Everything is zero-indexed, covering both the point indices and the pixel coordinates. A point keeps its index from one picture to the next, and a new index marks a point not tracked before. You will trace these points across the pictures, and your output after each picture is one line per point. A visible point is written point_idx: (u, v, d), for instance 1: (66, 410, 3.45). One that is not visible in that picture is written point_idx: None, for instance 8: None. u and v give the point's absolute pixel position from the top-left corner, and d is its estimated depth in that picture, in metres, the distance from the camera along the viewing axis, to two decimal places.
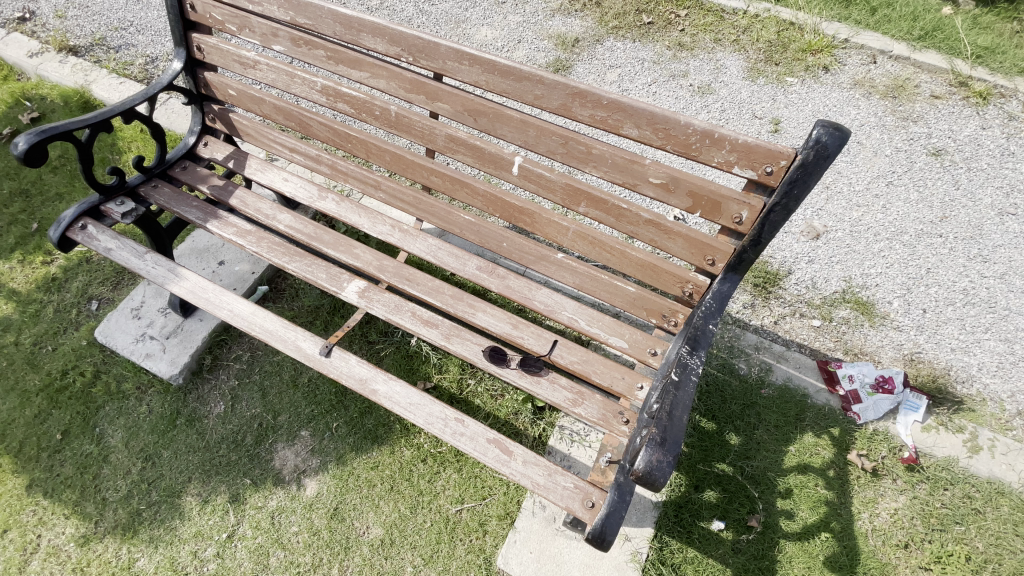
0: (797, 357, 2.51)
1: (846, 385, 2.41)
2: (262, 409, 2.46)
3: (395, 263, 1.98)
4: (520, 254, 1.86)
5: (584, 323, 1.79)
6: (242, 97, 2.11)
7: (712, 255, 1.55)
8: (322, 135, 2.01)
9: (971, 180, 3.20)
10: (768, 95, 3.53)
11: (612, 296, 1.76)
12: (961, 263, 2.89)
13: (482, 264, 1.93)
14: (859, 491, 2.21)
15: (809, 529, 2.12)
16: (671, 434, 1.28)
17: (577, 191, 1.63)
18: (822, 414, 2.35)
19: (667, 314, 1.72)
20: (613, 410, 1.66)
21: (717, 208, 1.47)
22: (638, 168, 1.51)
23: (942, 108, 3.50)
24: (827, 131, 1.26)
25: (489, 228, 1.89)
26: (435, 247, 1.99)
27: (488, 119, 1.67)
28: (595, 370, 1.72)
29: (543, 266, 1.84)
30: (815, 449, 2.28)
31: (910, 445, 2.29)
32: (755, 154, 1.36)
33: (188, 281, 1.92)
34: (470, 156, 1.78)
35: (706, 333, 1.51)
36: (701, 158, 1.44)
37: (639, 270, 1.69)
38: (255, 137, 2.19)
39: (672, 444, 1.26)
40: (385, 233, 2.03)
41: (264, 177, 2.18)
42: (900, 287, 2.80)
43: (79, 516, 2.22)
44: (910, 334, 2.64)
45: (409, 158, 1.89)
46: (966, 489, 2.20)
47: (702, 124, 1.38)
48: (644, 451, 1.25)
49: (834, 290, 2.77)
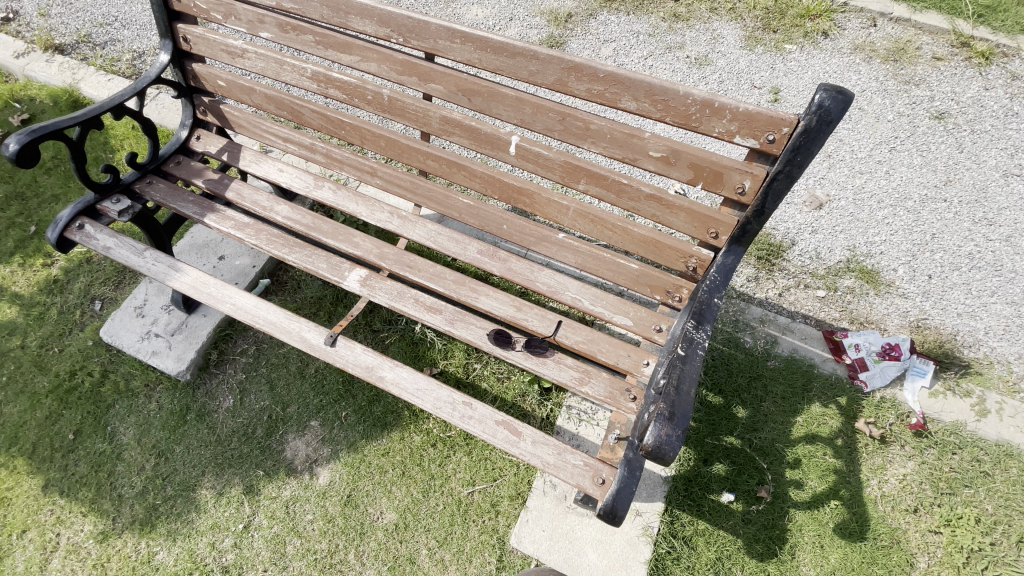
0: (803, 329, 2.50)
1: (852, 354, 2.40)
2: (272, 401, 2.48)
3: (395, 250, 1.97)
4: (520, 236, 1.84)
5: (588, 302, 1.78)
6: (232, 87, 2.07)
7: (715, 228, 1.53)
8: (315, 123, 1.98)
9: (975, 143, 3.15)
10: (767, 63, 3.46)
11: (615, 274, 1.75)
12: (966, 227, 2.86)
13: (483, 247, 1.92)
14: (867, 458, 2.23)
15: (818, 498, 2.15)
16: (679, 408, 1.27)
17: (577, 168, 1.61)
18: (828, 384, 2.36)
19: (671, 290, 1.70)
20: (620, 387, 1.66)
21: (719, 179, 1.44)
22: (637, 142, 1.48)
23: (944, 70, 3.43)
24: (829, 95, 1.23)
25: (489, 210, 1.87)
26: (435, 232, 1.97)
27: (483, 98, 1.63)
28: (601, 349, 1.72)
29: (544, 247, 1.82)
30: (822, 419, 2.29)
31: (917, 411, 2.29)
32: (757, 122, 1.33)
33: (189, 276, 1.90)
34: (467, 138, 1.75)
35: (712, 307, 1.48)
36: (701, 129, 1.41)
37: (642, 247, 1.67)
38: (248, 128, 2.16)
39: (681, 420, 1.24)
40: (385, 220, 2.01)
41: (260, 169, 2.16)
42: (905, 254, 2.77)
43: (97, 513, 2.25)
44: (915, 301, 2.62)
45: (405, 143, 1.87)
46: (974, 453, 2.21)
47: (701, 93, 1.35)
48: (653, 426, 1.24)
49: (838, 260, 2.74)
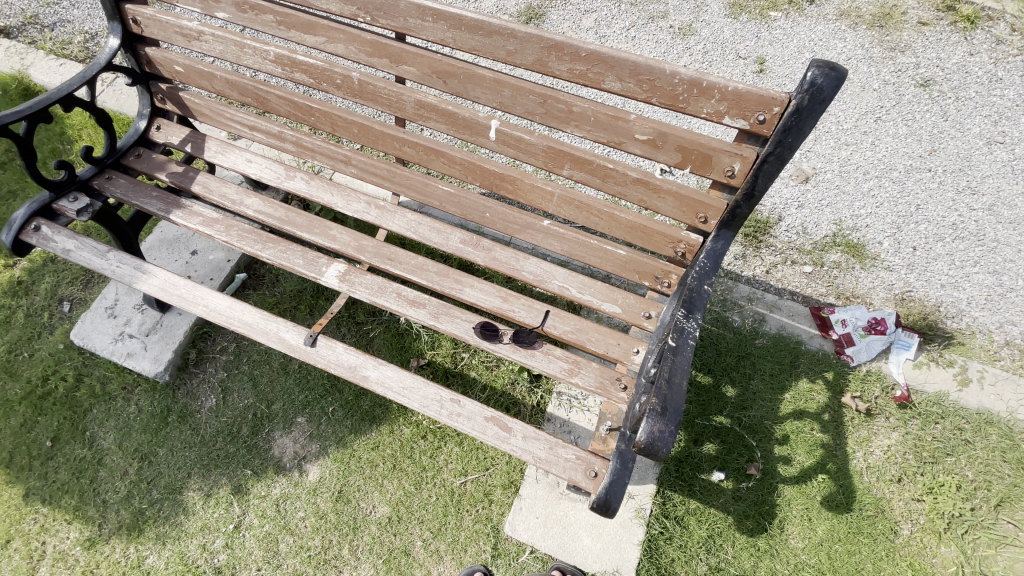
0: (790, 305, 2.49)
1: (839, 329, 2.39)
2: (256, 399, 2.43)
3: (374, 242, 1.88)
4: (504, 224, 1.78)
5: (576, 291, 1.74)
6: (190, 73, 1.94)
7: (704, 212, 1.47)
8: (283, 110, 1.87)
9: (959, 110, 3.13)
10: (752, 32, 3.37)
11: (602, 261, 1.70)
12: (950, 197, 2.86)
13: (466, 236, 1.85)
14: (853, 432, 2.28)
15: (806, 472, 2.19)
16: (671, 402, 1.21)
17: (560, 153, 1.54)
18: (816, 360, 2.37)
19: (659, 275, 1.66)
20: (610, 376, 1.63)
21: (708, 162, 1.38)
22: (622, 125, 1.41)
23: (929, 35, 3.37)
24: (822, 72, 1.18)
25: (470, 198, 1.79)
26: (415, 222, 1.89)
27: (460, 81, 1.54)
28: (589, 338, 1.68)
29: (529, 234, 1.76)
30: (809, 395, 2.32)
31: (902, 383, 2.31)
32: (746, 101, 1.27)
33: (156, 277, 1.80)
34: (444, 122, 1.66)
35: (702, 294, 1.44)
36: (689, 110, 1.34)
37: (630, 233, 1.61)
38: (211, 116, 2.04)
39: (673, 414, 1.19)
40: (362, 211, 1.92)
41: (226, 160, 2.05)
42: (890, 227, 2.75)
43: (82, 520, 2.20)
44: (900, 274, 2.61)
45: (379, 129, 1.76)
46: (956, 422, 2.25)
47: (689, 73, 1.28)
48: (645, 422, 1.19)
49: (824, 234, 2.72)
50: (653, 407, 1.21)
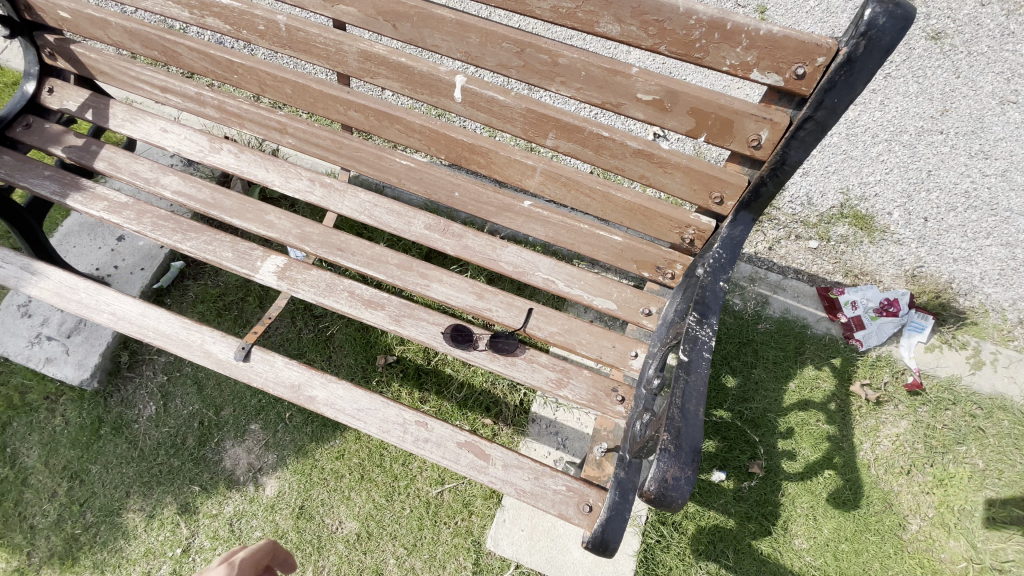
0: (795, 286, 2.27)
1: (848, 312, 2.19)
2: (202, 405, 2.14)
3: (321, 229, 1.56)
4: (477, 206, 1.48)
5: (563, 285, 1.48)
6: (79, 19, 1.55)
7: (720, 191, 1.20)
8: (198, 66, 1.51)
9: (973, 65, 2.88)
10: None
11: (595, 249, 1.43)
12: (963, 162, 2.64)
13: (431, 220, 1.55)
14: (860, 421, 2.11)
15: (811, 468, 2.03)
16: (686, 438, 0.95)
17: (543, 118, 1.23)
18: (822, 345, 2.17)
19: (662, 265, 1.40)
20: (605, 386, 1.39)
21: (728, 129, 1.10)
22: (621, 81, 1.12)
23: None
24: (884, 9, 0.89)
25: (433, 174, 1.48)
26: (369, 203, 1.57)
27: (413, 25, 1.21)
28: (580, 341, 1.44)
29: (506, 218, 1.47)
30: (815, 383, 2.13)
31: (914, 368, 2.14)
32: (782, 50, 0.98)
33: (51, 279, 1.47)
34: (397, 80, 1.33)
35: (716, 293, 1.17)
36: (707, 61, 1.05)
37: (628, 215, 1.34)
38: (114, 75, 1.66)
39: (689, 453, 0.93)
40: (305, 190, 1.59)
41: (137, 130, 1.69)
42: (900, 196, 2.53)
43: (5, 551, 1.93)
44: (911, 248, 2.41)
45: (318, 89, 1.42)
46: (968, 408, 2.10)
47: (709, 10, 0.99)
48: (654, 465, 0.93)
49: (830, 205, 2.48)
50: (665, 444, 0.95)
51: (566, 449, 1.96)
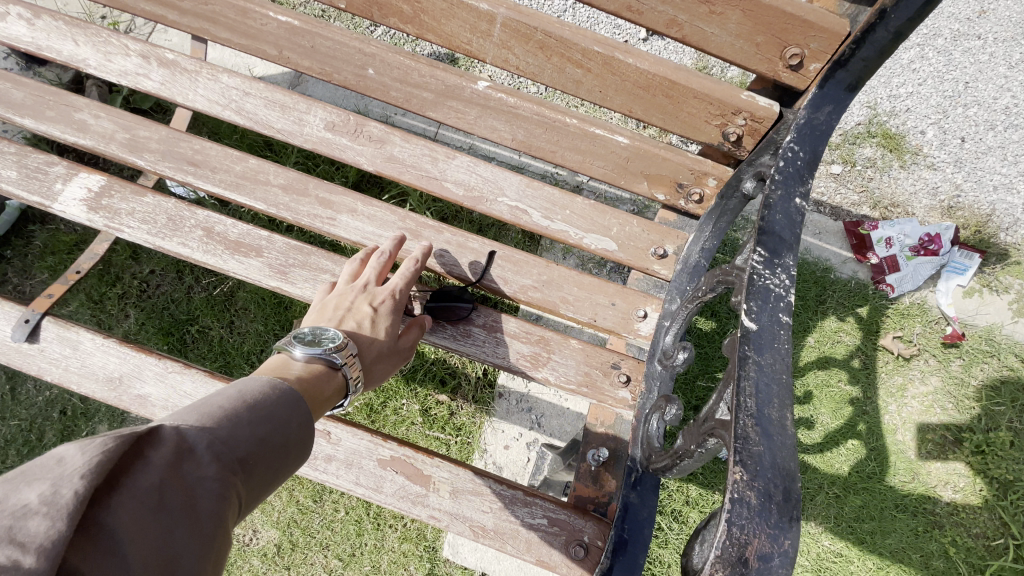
0: (817, 220, 1.86)
1: (881, 251, 1.80)
2: (61, 389, 1.62)
3: (169, 134, 1.03)
4: (403, 92, 0.97)
5: (537, 216, 1.00)
6: None
7: (793, 44, 0.86)
8: None
9: None
10: None
11: (586, 158, 0.96)
12: (1003, 72, 2.24)
13: (334, 118, 1.01)
14: (886, 380, 1.78)
15: (832, 437, 1.70)
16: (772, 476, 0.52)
17: None
18: (847, 292, 1.81)
19: (685, 181, 0.95)
20: (601, 362, 0.98)
21: None
22: None
23: None
24: None
25: (333, 38, 0.95)
26: (238, 92, 1.02)
27: None
28: (565, 298, 1.00)
29: (449, 110, 0.96)
30: (837, 337, 1.78)
31: (952, 317, 1.80)
32: None
33: None
34: None
35: (789, 214, 0.71)
36: None
37: (640, 96, 0.90)
38: None
39: (789, 509, 0.50)
40: (137, 72, 1.05)
41: None
42: (934, 112, 2.12)
43: None
44: (946, 175, 2.02)
45: None
46: (1008, 361, 1.79)
47: None
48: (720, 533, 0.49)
49: (856, 122, 2.05)
50: (743, 494, 0.51)
51: (542, 429, 1.56)
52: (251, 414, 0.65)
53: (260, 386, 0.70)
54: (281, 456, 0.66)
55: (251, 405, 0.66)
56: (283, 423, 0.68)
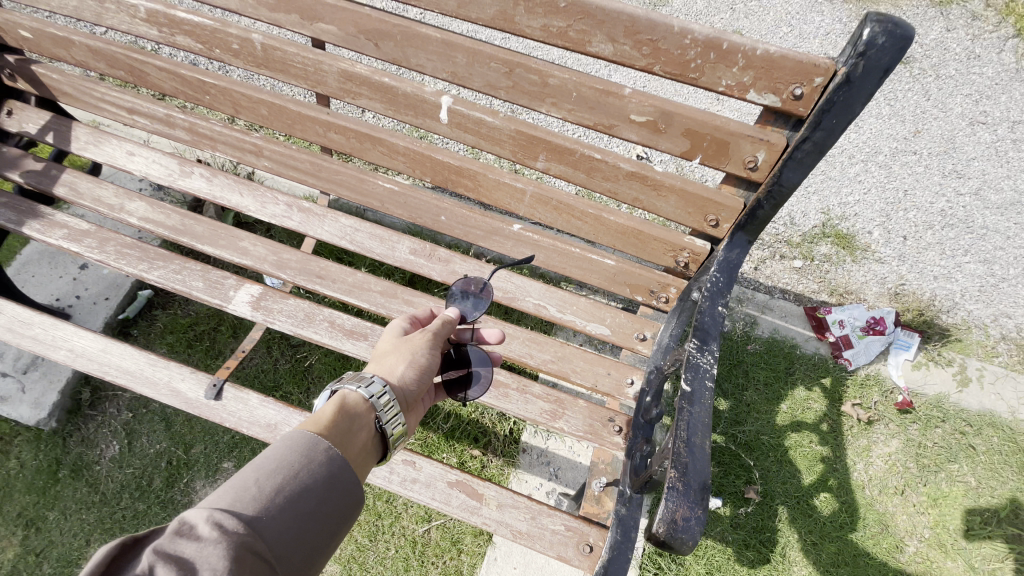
0: (782, 305, 2.27)
1: (836, 331, 2.19)
2: (170, 443, 2.01)
3: (300, 256, 1.49)
4: (464, 229, 1.43)
5: (555, 310, 1.43)
6: (40, 39, 1.47)
7: (715, 213, 1.17)
8: (167, 86, 1.43)
9: (941, 89, 2.99)
10: (726, 4, 3.11)
11: (586, 273, 1.39)
12: (937, 181, 2.71)
13: (416, 245, 1.49)
14: (852, 442, 2.08)
15: (807, 490, 1.99)
16: (693, 475, 0.90)
17: (532, 140, 1.20)
18: (812, 365, 2.16)
19: (655, 289, 1.37)
20: (601, 416, 1.34)
21: (724, 151, 1.08)
22: (613, 102, 1.09)
23: (907, 11, 3.22)
24: (882, 29, 0.86)
25: (419, 197, 1.43)
26: (351, 228, 1.51)
27: (397, 44, 1.16)
28: (575, 369, 1.39)
29: (494, 242, 1.42)
30: (807, 404, 2.11)
31: (903, 387, 2.13)
32: (779, 70, 0.96)
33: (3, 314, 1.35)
34: (379, 100, 1.26)
35: (715, 318, 1.13)
36: (703, 82, 1.02)
37: (621, 239, 1.30)
38: (75, 97, 1.58)
39: (700, 493, 0.88)
40: (282, 215, 1.52)
41: (101, 154, 1.59)
42: (879, 215, 2.58)
43: None
44: (892, 266, 2.44)
45: (293, 109, 1.35)
46: (958, 425, 2.10)
47: (703, 30, 0.96)
48: (662, 505, 0.88)
49: (813, 225, 2.51)
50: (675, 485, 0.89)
51: (558, 480, 1.88)
52: (271, 473, 0.74)
53: (282, 441, 0.80)
54: (304, 521, 0.73)
55: (267, 467, 0.74)
56: (308, 486, 0.76)
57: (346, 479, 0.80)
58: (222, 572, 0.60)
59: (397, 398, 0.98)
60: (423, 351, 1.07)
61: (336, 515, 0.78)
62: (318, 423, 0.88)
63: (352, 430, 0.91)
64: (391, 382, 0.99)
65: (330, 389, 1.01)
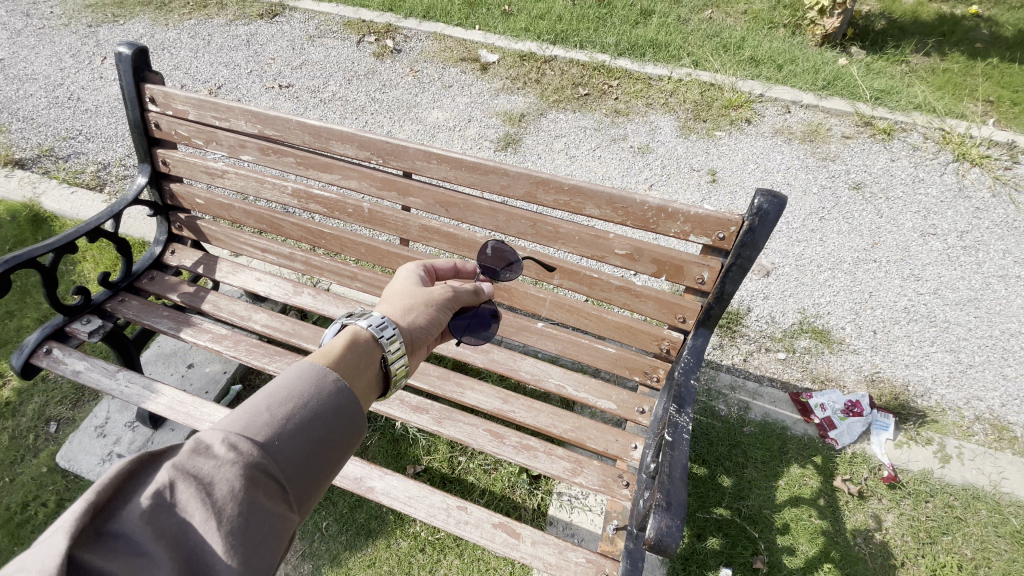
0: (770, 392, 2.62)
1: (819, 413, 2.53)
2: None
3: None
4: (502, 327, 1.92)
5: (572, 388, 1.85)
6: (210, 205, 2.14)
7: (682, 312, 1.65)
8: (296, 234, 2.06)
9: (891, 208, 3.57)
10: (702, 149, 3.88)
11: (594, 358, 1.83)
12: (898, 283, 3.17)
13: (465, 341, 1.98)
14: (850, 515, 2.27)
15: (812, 562, 2.15)
16: (675, 497, 1.29)
17: (550, 266, 1.73)
18: (803, 444, 2.45)
19: (648, 370, 1.79)
20: (612, 474, 1.70)
21: (680, 271, 1.58)
22: (604, 243, 1.63)
23: (854, 147, 3.93)
24: (767, 199, 1.40)
25: None
26: None
27: (460, 209, 1.77)
28: (589, 436, 1.77)
29: (524, 335, 1.90)
30: (803, 480, 2.35)
31: (888, 464, 2.40)
32: (707, 223, 1.49)
33: (163, 396, 1.84)
34: (446, 243, 1.85)
35: (689, 388, 1.58)
36: (660, 230, 1.56)
37: (618, 332, 1.77)
38: (224, 241, 2.22)
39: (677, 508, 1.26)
40: None
41: (236, 279, 2.19)
42: (850, 313, 3.01)
43: None
44: (866, 356, 2.81)
45: (385, 249, 1.95)
46: (945, 499, 2.29)
47: (656, 200, 1.52)
48: (653, 518, 1.25)
49: (791, 322, 2.95)
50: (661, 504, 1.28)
51: None
52: (282, 402, 0.89)
53: (295, 376, 0.95)
54: (315, 449, 0.89)
55: (278, 397, 0.90)
56: (316, 419, 0.92)
57: (352, 409, 0.97)
58: (236, 484, 0.75)
59: (403, 340, 1.23)
60: (435, 305, 1.34)
61: (344, 439, 0.95)
62: (329, 356, 1.07)
63: (359, 366, 1.11)
64: (401, 326, 1.24)
65: (340, 323, 1.22)
